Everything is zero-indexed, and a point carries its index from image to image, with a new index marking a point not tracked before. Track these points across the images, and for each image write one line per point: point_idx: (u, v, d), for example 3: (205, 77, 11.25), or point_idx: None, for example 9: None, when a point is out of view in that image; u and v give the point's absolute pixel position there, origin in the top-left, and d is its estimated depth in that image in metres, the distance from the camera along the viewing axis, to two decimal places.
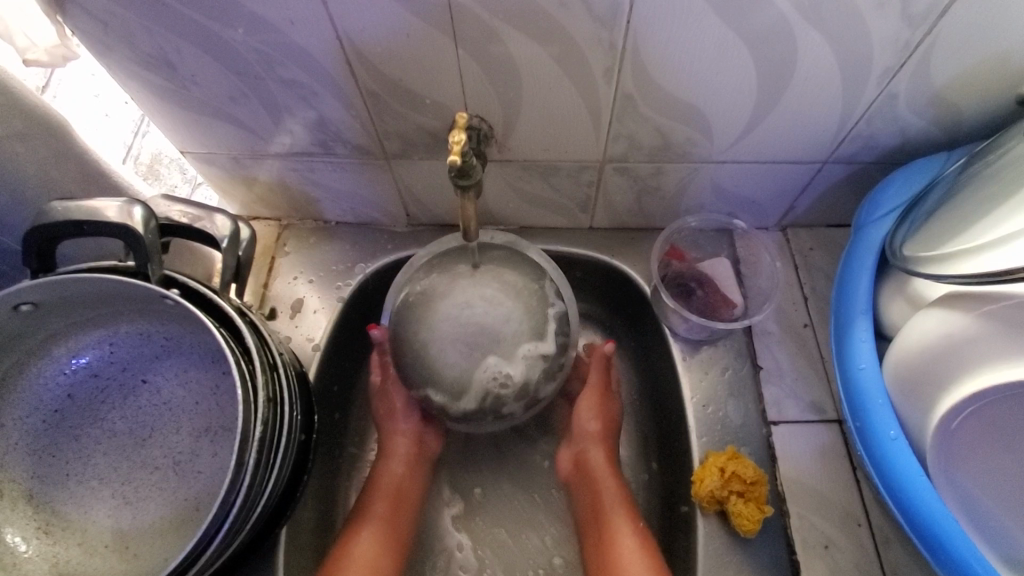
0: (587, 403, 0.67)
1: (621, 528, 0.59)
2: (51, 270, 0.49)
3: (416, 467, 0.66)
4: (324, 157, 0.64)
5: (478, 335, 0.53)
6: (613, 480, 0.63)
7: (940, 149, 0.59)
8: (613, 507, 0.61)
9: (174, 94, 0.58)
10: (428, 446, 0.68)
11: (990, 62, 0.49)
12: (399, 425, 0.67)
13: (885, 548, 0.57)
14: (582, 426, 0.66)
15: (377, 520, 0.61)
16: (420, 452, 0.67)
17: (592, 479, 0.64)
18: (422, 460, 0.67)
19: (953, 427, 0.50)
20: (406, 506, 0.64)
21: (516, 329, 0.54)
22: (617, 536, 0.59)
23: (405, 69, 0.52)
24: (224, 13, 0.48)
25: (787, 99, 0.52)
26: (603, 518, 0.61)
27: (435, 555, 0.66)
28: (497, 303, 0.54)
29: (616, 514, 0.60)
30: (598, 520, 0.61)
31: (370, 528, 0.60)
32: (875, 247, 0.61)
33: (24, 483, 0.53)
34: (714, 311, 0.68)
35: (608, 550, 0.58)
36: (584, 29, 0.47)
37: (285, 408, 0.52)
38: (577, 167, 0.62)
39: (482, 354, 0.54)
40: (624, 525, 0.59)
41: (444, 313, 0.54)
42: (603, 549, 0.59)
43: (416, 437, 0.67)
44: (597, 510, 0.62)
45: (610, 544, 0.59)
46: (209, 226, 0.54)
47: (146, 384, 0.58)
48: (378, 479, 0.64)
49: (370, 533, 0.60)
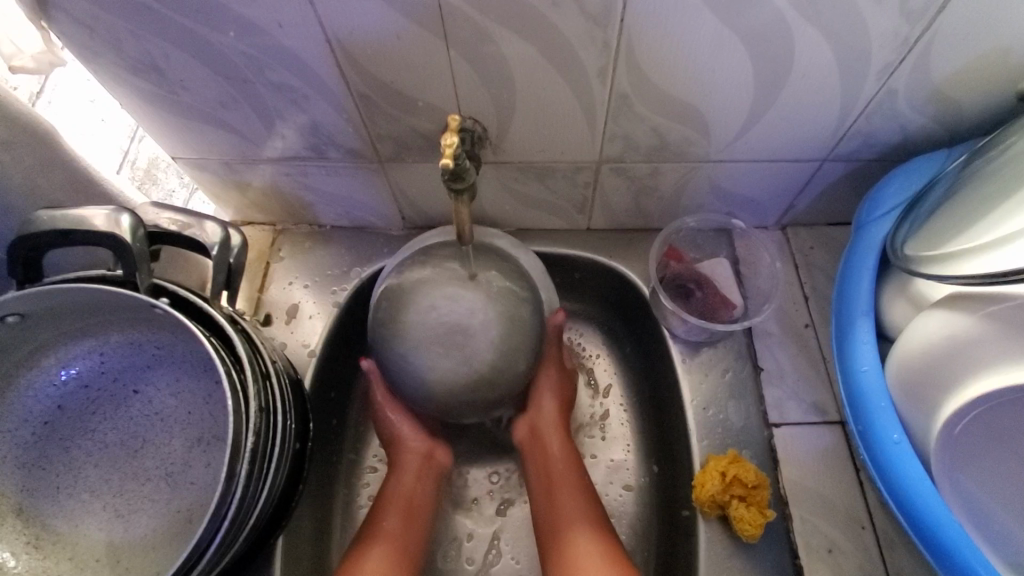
0: (547, 378, 0.66)
1: (571, 520, 0.58)
2: (37, 280, 0.48)
3: (426, 481, 0.65)
4: (317, 161, 0.63)
5: (450, 331, 0.53)
6: (568, 466, 0.62)
7: (940, 146, 0.58)
8: (568, 496, 0.60)
9: (163, 100, 0.57)
10: (439, 458, 0.66)
11: (992, 57, 0.48)
12: (408, 444, 0.65)
13: (889, 550, 0.56)
14: (540, 407, 0.65)
15: (391, 535, 0.60)
16: (431, 467, 0.65)
17: (546, 464, 0.63)
18: (433, 474, 0.65)
19: (957, 430, 0.49)
20: (418, 518, 0.63)
21: (482, 319, 0.53)
22: (567, 526, 0.58)
23: (396, 71, 0.51)
24: (212, 18, 0.47)
25: (784, 96, 0.52)
26: (556, 506, 0.60)
27: (448, 543, 0.67)
28: (457, 298, 0.53)
29: (567, 501, 0.60)
30: (553, 505, 0.60)
31: (381, 546, 0.59)
32: (877, 246, 0.60)
33: (14, 497, 0.52)
34: (713, 313, 0.67)
35: (563, 540, 0.57)
36: (576, 28, 0.46)
37: (277, 417, 0.51)
38: (573, 168, 0.61)
39: (456, 349, 0.53)
40: (574, 513, 0.59)
41: (415, 319, 0.53)
42: (557, 538, 0.58)
43: (427, 453, 0.65)
44: (550, 495, 0.61)
45: (564, 534, 0.58)
46: (199, 233, 0.53)
47: (137, 394, 0.57)
48: (390, 496, 0.63)
49: (381, 550, 0.59)
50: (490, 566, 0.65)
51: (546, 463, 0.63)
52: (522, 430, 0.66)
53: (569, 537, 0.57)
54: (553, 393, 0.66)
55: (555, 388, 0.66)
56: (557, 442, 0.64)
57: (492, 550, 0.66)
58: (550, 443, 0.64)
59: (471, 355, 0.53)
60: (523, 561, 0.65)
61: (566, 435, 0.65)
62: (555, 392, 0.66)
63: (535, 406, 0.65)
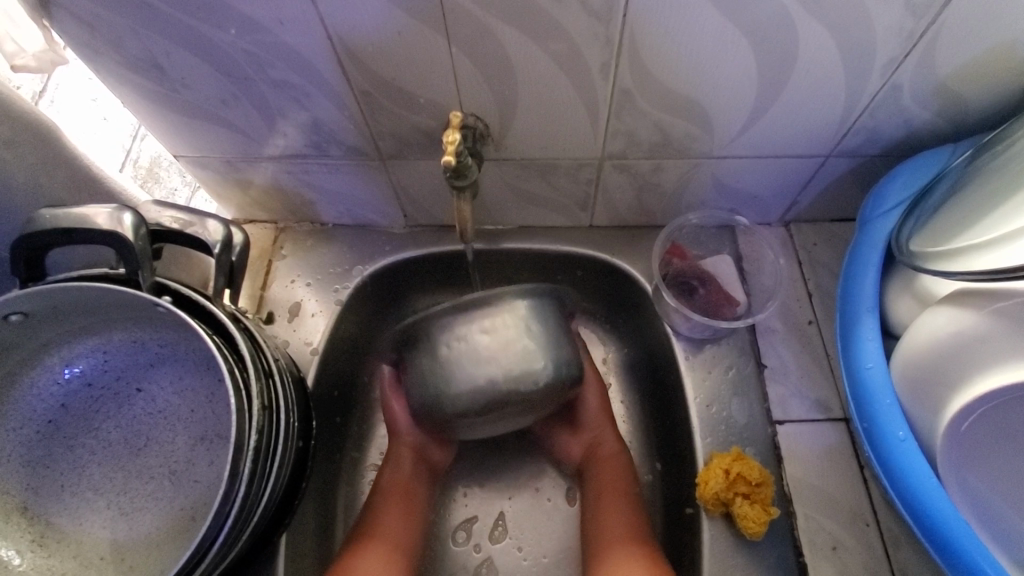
0: (592, 397, 0.67)
1: (619, 529, 0.60)
2: (41, 279, 0.48)
3: (418, 479, 0.65)
4: (319, 159, 0.63)
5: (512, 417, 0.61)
6: (621, 477, 0.64)
7: (946, 140, 0.58)
8: (614, 505, 0.62)
9: (164, 97, 0.57)
10: (431, 455, 0.67)
11: (999, 49, 0.47)
12: (400, 440, 0.66)
13: (894, 549, 0.56)
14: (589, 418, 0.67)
15: (387, 535, 0.61)
16: (422, 463, 0.66)
17: (600, 471, 0.65)
18: (424, 470, 0.66)
19: (964, 428, 0.49)
20: (412, 512, 0.64)
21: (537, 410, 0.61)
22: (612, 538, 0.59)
23: (398, 68, 0.51)
24: (213, 15, 0.47)
25: (789, 89, 0.51)
26: (602, 512, 0.62)
27: (456, 527, 0.67)
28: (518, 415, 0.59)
29: (612, 508, 0.61)
30: (599, 511, 0.62)
31: (376, 546, 0.59)
32: (882, 242, 0.59)
33: (18, 495, 0.53)
34: (716, 310, 0.66)
35: (608, 550, 0.58)
36: (578, 22, 0.45)
37: (281, 415, 0.51)
38: (575, 165, 0.61)
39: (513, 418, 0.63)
40: (619, 523, 0.60)
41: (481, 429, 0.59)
42: (602, 546, 0.59)
43: (418, 449, 0.66)
44: (600, 497, 0.63)
45: (610, 545, 0.59)
46: (201, 231, 0.53)
47: (141, 393, 0.57)
48: (384, 488, 0.64)
49: (378, 550, 0.59)
50: (495, 550, 0.65)
51: (603, 469, 0.65)
52: (576, 449, 0.67)
53: (613, 543, 0.59)
54: (599, 405, 0.68)
55: (600, 400, 0.68)
56: (613, 446, 0.66)
57: (498, 527, 0.67)
58: (603, 450, 0.65)
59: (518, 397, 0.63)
60: (527, 548, 0.65)
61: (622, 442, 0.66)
62: (600, 406, 0.67)
63: (593, 421, 0.67)
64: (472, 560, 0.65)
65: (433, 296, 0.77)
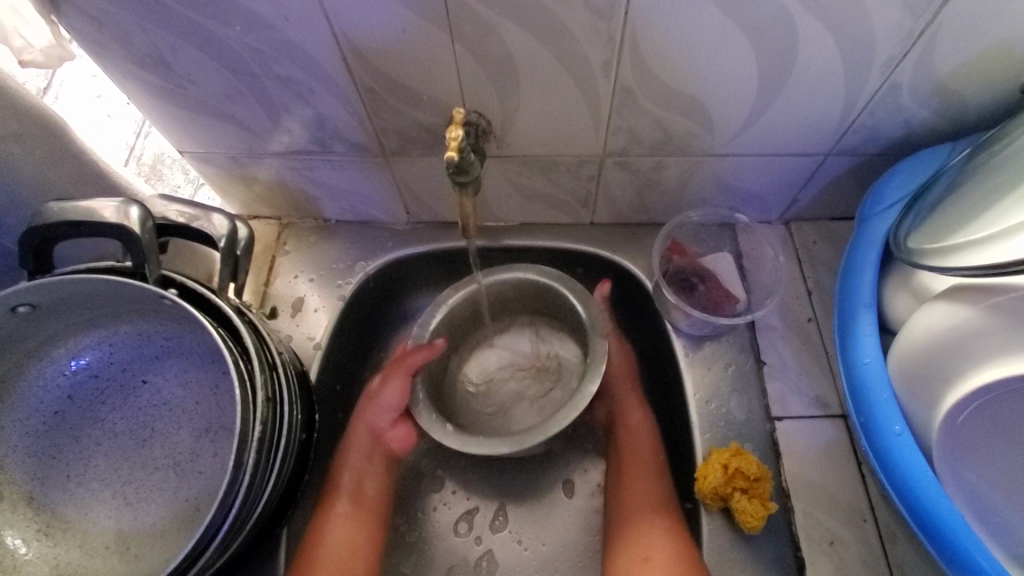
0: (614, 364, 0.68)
1: (638, 503, 0.61)
2: (49, 271, 0.49)
3: (376, 465, 0.64)
4: (323, 155, 0.63)
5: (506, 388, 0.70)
6: (649, 448, 0.64)
7: (945, 139, 0.58)
8: (638, 479, 0.62)
9: (171, 93, 0.57)
10: (391, 440, 0.65)
11: (997, 49, 0.48)
12: (362, 423, 0.65)
13: (892, 544, 0.56)
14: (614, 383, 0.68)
15: (343, 518, 0.61)
16: (380, 448, 0.65)
17: (625, 442, 0.65)
18: (382, 456, 0.65)
19: (959, 421, 0.49)
20: (366, 498, 0.63)
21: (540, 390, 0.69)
22: (635, 507, 0.61)
23: (403, 66, 0.51)
24: (219, 11, 0.47)
25: (789, 88, 0.52)
26: (625, 485, 0.63)
27: (459, 518, 0.68)
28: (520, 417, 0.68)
29: (635, 479, 0.63)
30: (622, 485, 0.63)
31: (336, 530, 0.60)
32: (880, 239, 0.60)
33: (25, 484, 0.54)
34: (716, 307, 0.66)
35: (632, 524, 0.60)
36: (580, 21, 0.46)
37: (284, 407, 0.52)
38: (576, 162, 0.62)
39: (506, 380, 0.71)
40: (644, 495, 0.61)
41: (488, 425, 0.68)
42: (626, 519, 0.61)
43: (377, 434, 0.65)
44: (622, 471, 0.64)
45: (634, 519, 0.60)
46: (207, 225, 0.54)
47: (146, 385, 0.58)
48: (337, 474, 0.63)
49: (337, 534, 0.60)
50: (495, 543, 0.66)
51: (624, 440, 0.65)
52: (602, 414, 0.69)
53: (637, 515, 0.60)
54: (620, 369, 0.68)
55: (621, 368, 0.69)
56: (637, 418, 0.66)
57: (498, 517, 0.67)
58: (630, 419, 0.66)
59: (511, 321, 0.73)
60: (527, 542, 0.66)
61: (647, 410, 0.67)
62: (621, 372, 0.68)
63: (616, 387, 0.68)
64: (473, 553, 0.66)
65: (433, 294, 0.77)
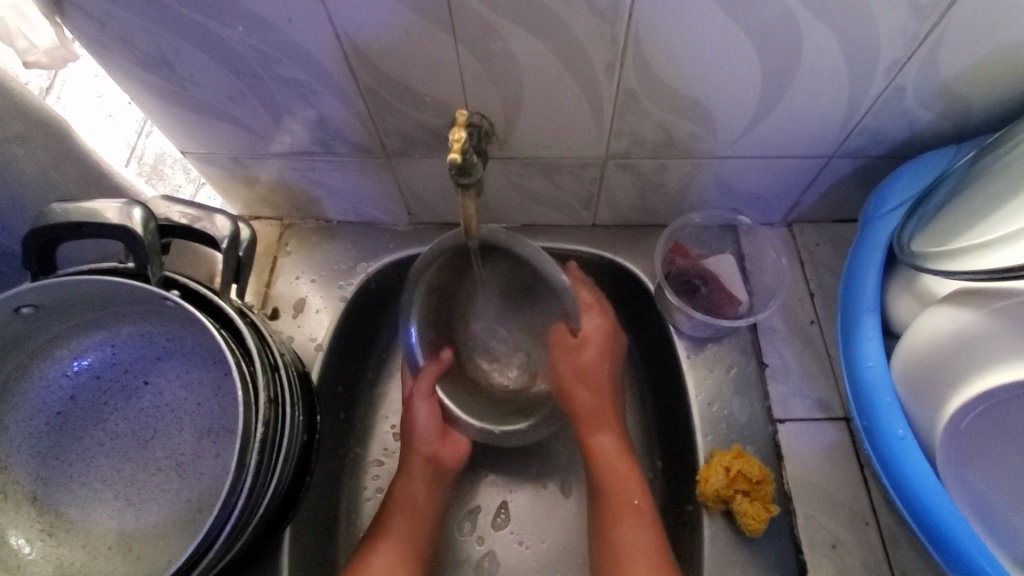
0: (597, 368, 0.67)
1: (625, 541, 0.59)
2: (52, 272, 0.49)
3: (434, 487, 0.65)
4: (324, 156, 0.63)
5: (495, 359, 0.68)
6: (625, 471, 0.62)
7: (949, 141, 0.58)
8: (627, 518, 0.60)
9: (173, 94, 0.57)
10: (446, 461, 0.66)
11: (1001, 53, 0.48)
12: (416, 449, 0.65)
13: (893, 547, 0.56)
14: (578, 399, 0.66)
15: (399, 536, 0.62)
16: (435, 470, 0.65)
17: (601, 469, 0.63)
18: (439, 477, 0.66)
19: (964, 425, 0.49)
20: (423, 516, 0.64)
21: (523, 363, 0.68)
22: (623, 546, 0.58)
23: (406, 67, 0.51)
24: (223, 13, 0.47)
25: (794, 90, 0.51)
26: (612, 521, 0.60)
27: (461, 518, 0.68)
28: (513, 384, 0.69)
29: (619, 514, 0.60)
30: (609, 518, 0.61)
31: (388, 547, 0.61)
32: (884, 242, 0.60)
33: (28, 485, 0.54)
34: (718, 309, 0.66)
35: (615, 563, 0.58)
36: (584, 23, 0.46)
37: (286, 408, 0.52)
38: (579, 164, 0.62)
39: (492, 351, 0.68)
40: (634, 533, 0.59)
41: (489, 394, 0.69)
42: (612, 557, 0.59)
43: (432, 456, 0.65)
44: (603, 503, 0.62)
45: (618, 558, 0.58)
46: (209, 226, 0.54)
47: (148, 386, 0.58)
48: (396, 497, 0.64)
49: (391, 551, 0.60)
50: (496, 543, 0.66)
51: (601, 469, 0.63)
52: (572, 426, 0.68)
53: (623, 554, 0.58)
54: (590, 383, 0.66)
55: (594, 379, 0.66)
56: (611, 443, 0.64)
57: (500, 516, 0.68)
58: (599, 437, 0.65)
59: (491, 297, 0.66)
60: (529, 543, 0.66)
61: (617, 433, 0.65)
62: (591, 388, 0.66)
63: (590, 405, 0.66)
64: (475, 553, 0.66)
65: None
